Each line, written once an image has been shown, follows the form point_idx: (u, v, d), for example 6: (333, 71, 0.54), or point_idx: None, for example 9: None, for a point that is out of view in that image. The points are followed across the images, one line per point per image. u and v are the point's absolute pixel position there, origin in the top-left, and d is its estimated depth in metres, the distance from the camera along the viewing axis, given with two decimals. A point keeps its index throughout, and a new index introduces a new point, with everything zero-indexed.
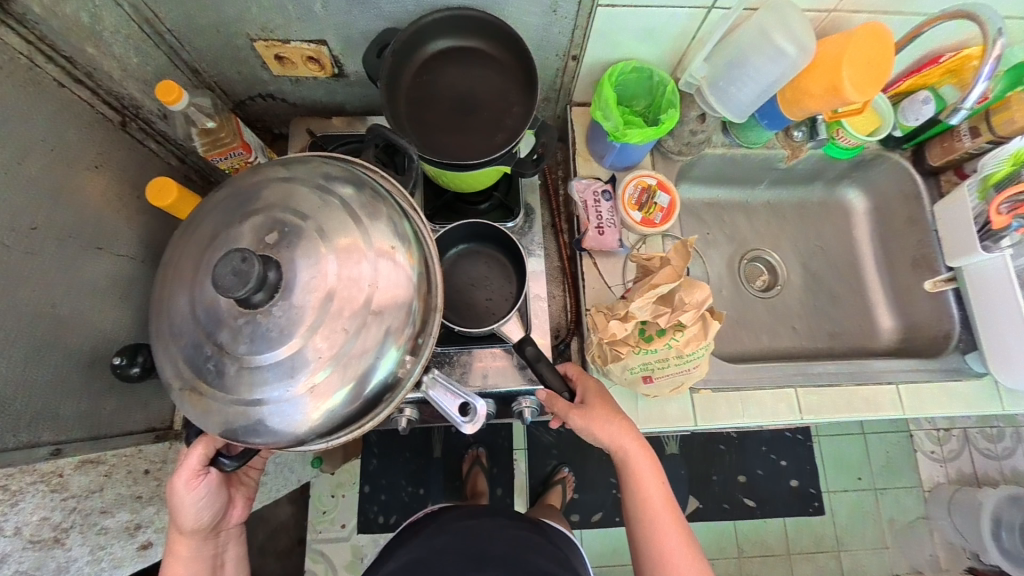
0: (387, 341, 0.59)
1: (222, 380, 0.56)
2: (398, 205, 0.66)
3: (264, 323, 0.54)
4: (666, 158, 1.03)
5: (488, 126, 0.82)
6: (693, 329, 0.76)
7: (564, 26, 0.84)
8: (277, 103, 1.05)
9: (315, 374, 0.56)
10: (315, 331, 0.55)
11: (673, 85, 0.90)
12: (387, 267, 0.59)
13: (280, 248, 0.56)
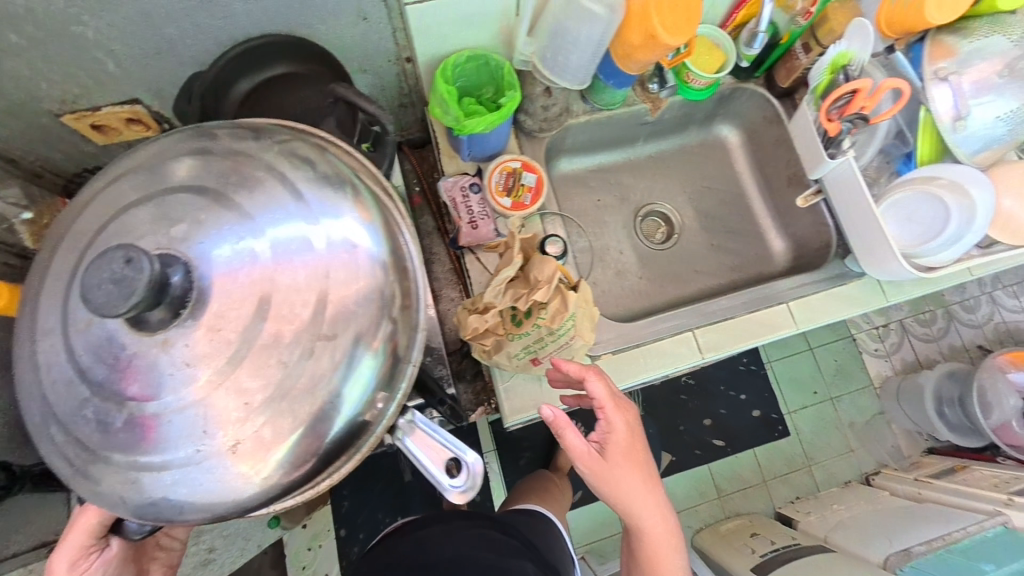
0: (355, 356, 0.54)
1: (109, 437, 0.51)
2: (368, 192, 0.61)
3: (165, 354, 0.48)
4: (531, 137, 1.03)
5: None
6: (553, 304, 0.78)
7: (382, 30, 0.82)
8: None
9: (246, 424, 0.51)
10: (239, 363, 0.50)
11: (508, 67, 0.89)
12: (348, 271, 0.54)
13: (191, 244, 0.50)
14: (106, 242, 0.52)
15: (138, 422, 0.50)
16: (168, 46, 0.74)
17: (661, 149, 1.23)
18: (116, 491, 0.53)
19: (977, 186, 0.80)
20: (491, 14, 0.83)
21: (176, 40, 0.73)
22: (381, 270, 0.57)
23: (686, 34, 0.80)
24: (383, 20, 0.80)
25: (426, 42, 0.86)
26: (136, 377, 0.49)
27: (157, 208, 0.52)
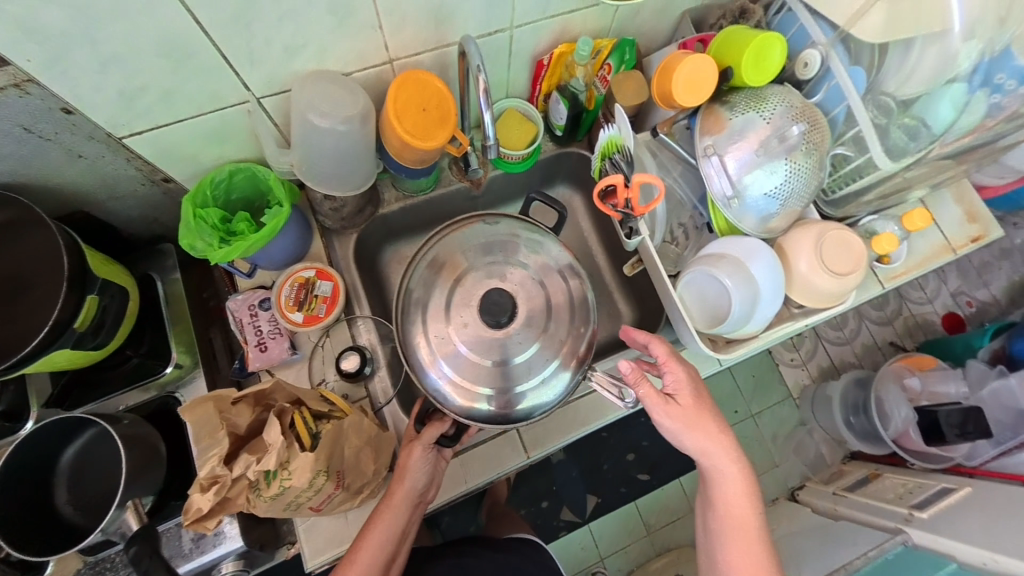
0: (556, 356, 0.74)
1: (442, 357, 0.72)
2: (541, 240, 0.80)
3: (510, 337, 0.71)
4: (339, 234, 0.95)
5: (41, 303, 0.70)
6: (300, 459, 0.58)
7: (114, 162, 0.78)
8: None
9: (529, 377, 0.73)
10: (537, 340, 0.73)
11: (273, 179, 0.82)
12: (558, 281, 0.77)
13: (493, 279, 0.75)
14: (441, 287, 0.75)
15: (468, 354, 0.71)
16: None
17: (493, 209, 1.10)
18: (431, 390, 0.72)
19: (761, 259, 0.74)
20: (227, 132, 0.77)
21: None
22: (589, 287, 0.79)
23: (440, 138, 0.74)
24: (105, 150, 0.75)
25: (170, 164, 0.80)
26: (486, 343, 0.71)
27: (493, 240, 0.78)
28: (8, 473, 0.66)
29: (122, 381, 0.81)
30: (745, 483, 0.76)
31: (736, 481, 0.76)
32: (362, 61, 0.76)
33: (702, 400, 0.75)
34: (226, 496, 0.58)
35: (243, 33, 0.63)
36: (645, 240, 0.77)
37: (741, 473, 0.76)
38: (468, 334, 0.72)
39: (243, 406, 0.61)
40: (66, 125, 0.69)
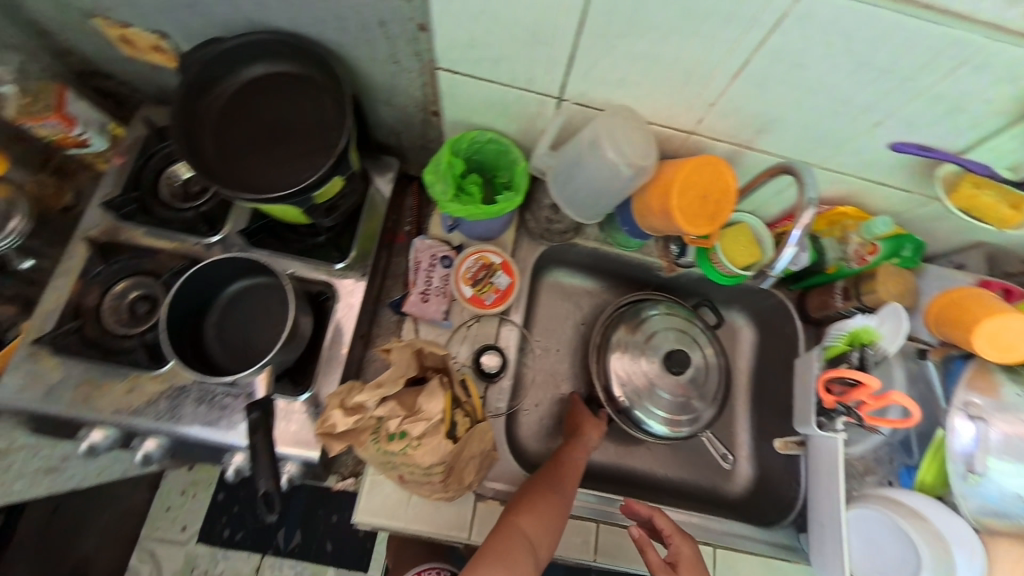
0: (673, 405, 0.92)
1: (632, 363, 0.94)
2: (704, 342, 0.99)
3: (662, 375, 0.93)
4: (531, 239, 0.96)
5: (298, 161, 0.77)
6: (433, 441, 0.57)
7: (412, 79, 0.81)
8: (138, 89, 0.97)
9: (654, 405, 0.92)
10: (670, 390, 0.93)
11: (522, 166, 0.83)
12: (703, 373, 0.96)
13: (672, 341, 0.97)
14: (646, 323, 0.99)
15: (648, 374, 0.94)
16: (205, 9, 0.74)
17: (669, 293, 1.09)
18: (610, 376, 0.93)
19: (968, 550, 0.65)
20: (515, 109, 0.81)
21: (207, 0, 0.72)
22: (718, 390, 0.96)
23: (699, 232, 0.72)
24: (415, 70, 0.79)
25: (451, 105, 0.84)
26: (660, 375, 0.93)
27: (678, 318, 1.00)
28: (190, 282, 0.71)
29: (303, 250, 0.86)
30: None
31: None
32: (670, 119, 0.76)
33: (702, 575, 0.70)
34: (355, 427, 0.58)
35: (605, 52, 0.65)
36: (841, 443, 0.73)
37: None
38: (652, 361, 0.95)
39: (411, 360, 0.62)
40: (409, 36, 0.72)
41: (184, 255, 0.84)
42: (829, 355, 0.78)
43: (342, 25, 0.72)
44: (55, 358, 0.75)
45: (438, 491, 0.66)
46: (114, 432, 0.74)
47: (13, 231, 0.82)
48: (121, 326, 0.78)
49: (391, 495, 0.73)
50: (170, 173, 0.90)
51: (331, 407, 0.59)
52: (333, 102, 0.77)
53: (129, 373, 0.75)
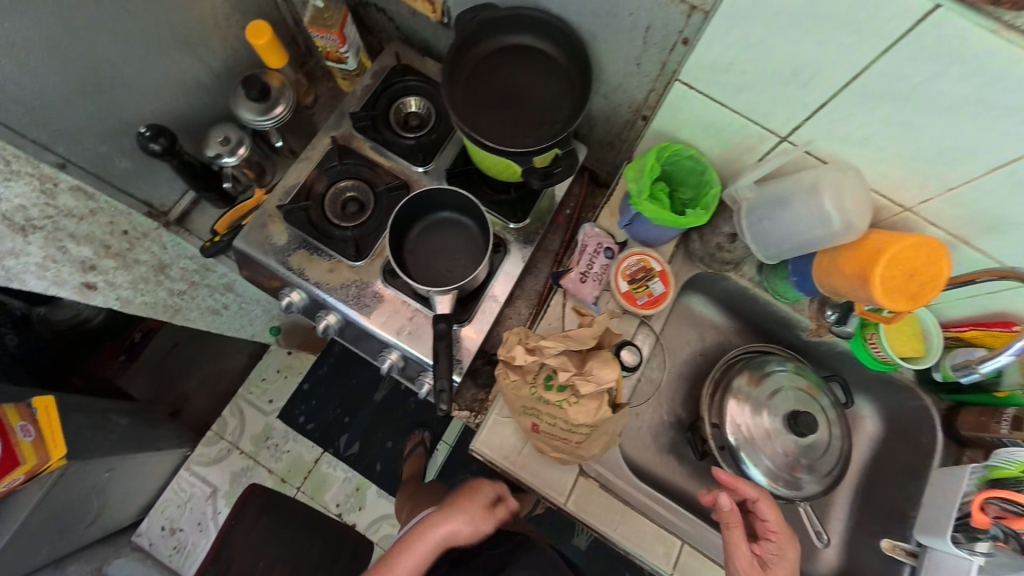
0: (779, 462, 0.93)
1: (750, 409, 0.96)
2: (831, 416, 0.97)
3: (776, 431, 0.94)
4: (688, 258, 0.98)
5: (524, 127, 0.84)
6: (587, 404, 0.66)
7: (642, 83, 0.84)
8: (385, 20, 1.07)
9: (761, 455, 0.93)
10: (780, 448, 0.93)
11: (716, 190, 0.85)
12: (820, 445, 0.94)
13: (795, 403, 0.97)
14: (775, 377, 0.99)
15: (763, 424, 0.95)
16: None
17: (799, 354, 1.05)
18: (724, 413, 0.96)
19: None
20: (732, 137, 0.82)
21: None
22: (832, 467, 0.94)
23: (895, 306, 0.72)
24: (651, 76, 0.82)
25: (667, 116, 0.87)
26: (774, 430, 0.94)
27: (808, 383, 0.99)
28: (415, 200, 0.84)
29: (488, 203, 0.95)
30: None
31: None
32: (894, 190, 0.74)
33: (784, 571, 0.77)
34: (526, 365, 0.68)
35: (861, 110, 0.66)
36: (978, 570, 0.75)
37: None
38: (769, 414, 0.96)
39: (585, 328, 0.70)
40: (666, 46, 0.75)
41: (395, 176, 0.97)
42: (992, 474, 0.76)
43: (608, 20, 0.77)
44: (285, 225, 0.91)
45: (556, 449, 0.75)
46: (307, 299, 0.92)
47: (276, 117, 0.98)
48: (336, 218, 0.93)
49: (509, 439, 0.84)
50: (401, 105, 1.03)
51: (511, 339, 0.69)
52: (568, 82, 0.84)
53: (333, 257, 0.90)
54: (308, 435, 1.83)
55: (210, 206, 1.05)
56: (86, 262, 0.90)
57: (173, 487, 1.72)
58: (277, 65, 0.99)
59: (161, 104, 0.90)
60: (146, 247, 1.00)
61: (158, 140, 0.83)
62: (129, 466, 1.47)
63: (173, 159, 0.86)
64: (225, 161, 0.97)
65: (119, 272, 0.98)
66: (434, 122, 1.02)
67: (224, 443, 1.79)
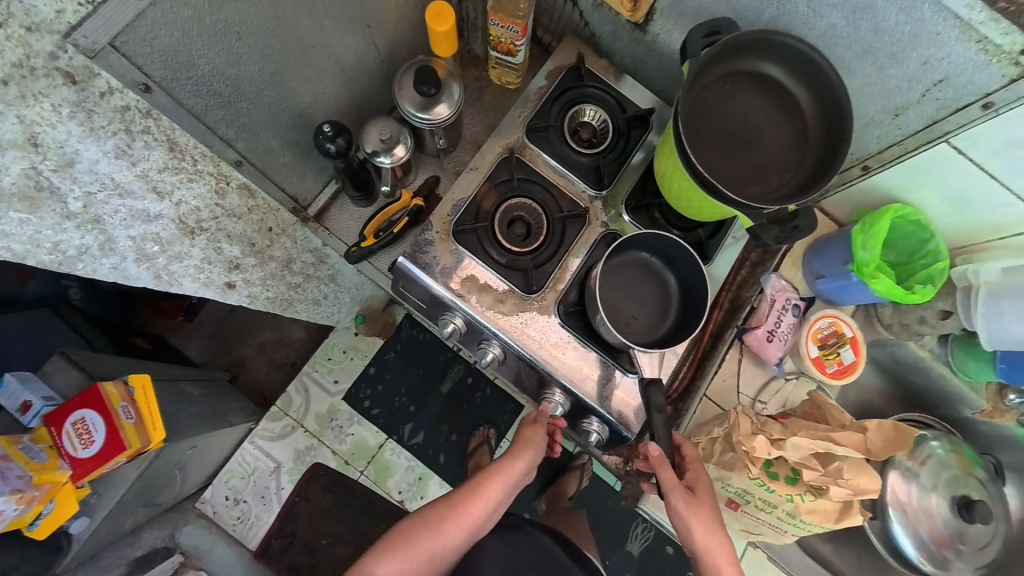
0: (938, 542, 0.90)
1: (911, 487, 0.92)
2: (996, 502, 0.92)
3: (938, 513, 0.90)
4: (869, 321, 0.91)
5: (749, 172, 0.74)
6: (827, 503, 0.62)
7: (886, 134, 0.74)
8: (560, 9, 0.95)
9: (918, 532, 0.90)
10: (940, 527, 0.90)
11: (945, 265, 0.78)
12: (987, 532, 0.90)
13: (966, 486, 0.91)
14: (945, 457, 0.92)
15: (924, 503, 0.91)
16: None
17: (952, 426, 1.00)
18: (882, 486, 0.92)
19: None
20: (979, 210, 0.74)
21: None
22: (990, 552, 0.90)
23: None
24: (904, 130, 0.72)
25: (902, 173, 0.77)
26: (935, 510, 0.91)
27: (976, 465, 0.93)
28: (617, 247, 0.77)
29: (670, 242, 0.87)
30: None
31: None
32: None
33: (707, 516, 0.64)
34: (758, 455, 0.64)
35: None
36: None
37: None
38: (932, 495, 0.91)
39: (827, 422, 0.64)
40: (954, 105, 0.65)
41: (572, 200, 0.87)
42: None
43: (885, 64, 0.66)
44: (454, 245, 0.83)
45: (748, 525, 0.73)
46: (468, 326, 0.84)
47: (437, 119, 0.87)
48: (507, 242, 0.84)
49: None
50: (577, 114, 0.91)
51: (739, 421, 0.66)
52: (801, 123, 0.73)
53: (504, 286, 0.82)
54: (373, 420, 1.75)
55: (350, 203, 0.94)
56: (232, 261, 0.81)
57: (237, 459, 1.67)
58: (445, 52, 0.86)
59: (332, 92, 0.79)
60: (281, 243, 0.91)
61: (336, 140, 0.73)
62: (207, 442, 1.43)
63: (344, 160, 0.76)
64: (380, 161, 0.87)
65: (254, 268, 0.89)
66: (613, 139, 0.90)
67: (289, 420, 1.73)
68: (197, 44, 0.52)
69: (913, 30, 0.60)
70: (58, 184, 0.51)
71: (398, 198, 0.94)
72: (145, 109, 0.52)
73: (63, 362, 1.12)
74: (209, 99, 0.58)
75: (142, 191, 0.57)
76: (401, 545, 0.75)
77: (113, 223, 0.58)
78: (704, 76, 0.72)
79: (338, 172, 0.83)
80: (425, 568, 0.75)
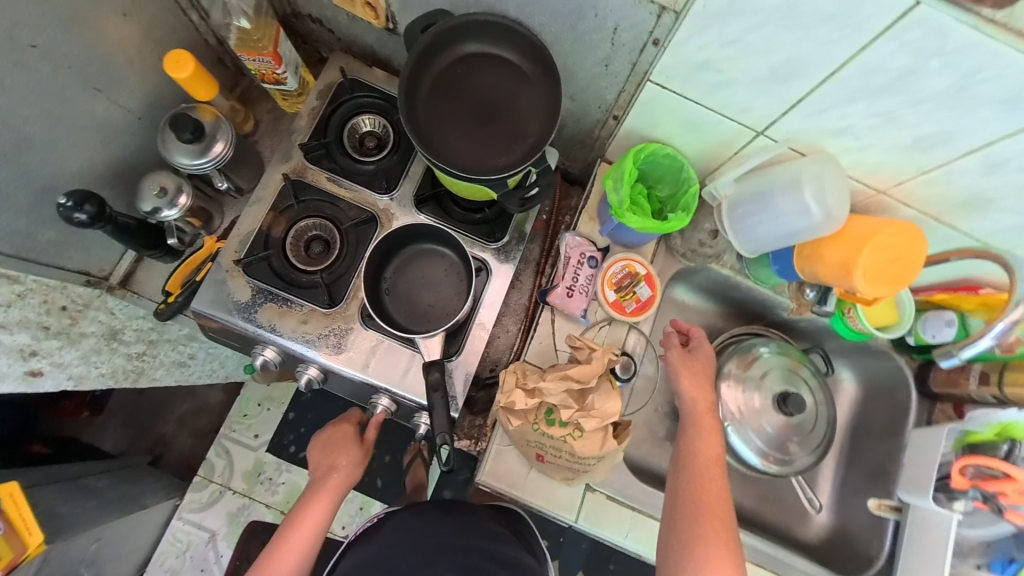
0: (775, 440, 0.95)
1: (741, 396, 0.97)
2: (820, 386, 0.99)
3: (769, 412, 0.96)
4: (670, 254, 0.96)
5: (497, 145, 0.78)
6: (593, 435, 0.66)
7: (612, 83, 0.79)
8: (325, 30, 0.97)
9: (757, 436, 0.95)
10: (775, 424, 0.96)
11: (695, 188, 0.84)
12: (813, 416, 0.97)
13: (786, 382, 0.98)
14: (762, 360, 0.99)
15: (754, 406, 0.97)
16: None
17: (783, 330, 1.07)
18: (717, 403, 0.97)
19: None
20: (708, 133, 0.80)
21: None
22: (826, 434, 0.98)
23: (877, 291, 0.74)
24: (620, 76, 0.78)
25: (641, 115, 0.83)
26: (766, 409, 0.96)
27: (796, 360, 1.00)
28: (389, 243, 0.82)
29: (464, 225, 0.90)
30: (716, 525, 0.70)
31: (681, 469, 0.76)
32: (868, 175, 0.74)
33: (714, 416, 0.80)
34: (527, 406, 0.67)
35: (838, 103, 0.65)
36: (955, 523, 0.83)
37: (676, 480, 0.75)
38: (759, 398, 0.97)
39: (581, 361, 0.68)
40: (636, 46, 0.70)
41: (360, 208, 0.90)
42: (969, 438, 0.86)
43: (573, 22, 0.71)
44: (246, 278, 0.84)
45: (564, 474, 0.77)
46: (283, 355, 0.86)
47: (218, 157, 0.88)
48: (303, 263, 0.86)
49: (514, 466, 0.83)
50: (356, 125, 0.94)
51: (507, 380, 0.68)
52: (533, 90, 0.77)
53: (307, 306, 0.84)
54: (302, 463, 1.73)
55: (156, 262, 0.95)
56: (25, 348, 0.80)
57: (168, 538, 1.63)
58: (207, 97, 0.87)
59: (82, 160, 0.79)
60: (91, 317, 0.90)
61: (83, 207, 0.74)
62: (117, 530, 1.39)
63: (106, 223, 0.77)
64: (166, 215, 0.87)
65: (64, 348, 0.88)
66: (395, 140, 0.93)
67: (215, 485, 1.69)
68: None
69: None
70: None
71: (199, 246, 0.95)
72: None
73: None
74: None
75: None
76: None
77: None
78: (432, 64, 0.76)
79: (117, 237, 0.83)
80: None
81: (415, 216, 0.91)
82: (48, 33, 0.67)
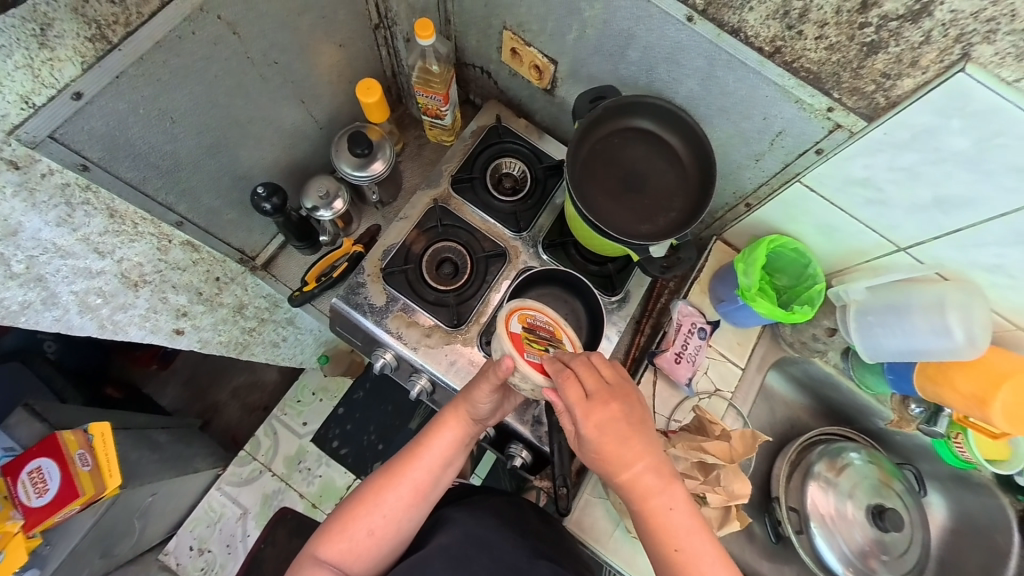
0: (863, 552, 0.92)
1: (830, 500, 0.95)
2: (913, 507, 0.96)
3: (859, 523, 0.93)
4: (774, 340, 0.99)
5: (641, 213, 0.83)
6: (712, 510, 0.78)
7: (757, 176, 0.83)
8: (486, 79, 1.07)
9: (846, 544, 0.92)
10: (865, 534, 0.93)
11: (822, 286, 0.86)
12: (906, 536, 0.94)
13: (880, 496, 0.95)
14: (855, 468, 0.97)
15: (844, 513, 0.94)
16: (618, 64, 0.81)
17: (873, 439, 1.05)
18: (804, 501, 0.95)
19: None
20: (844, 239, 0.83)
21: (630, 54, 0.78)
22: (916, 551, 0.94)
23: (1012, 429, 0.75)
24: (768, 174, 0.81)
25: (777, 209, 0.86)
26: (855, 519, 0.94)
27: (892, 474, 0.97)
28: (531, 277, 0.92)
29: (585, 273, 0.95)
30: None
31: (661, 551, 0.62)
32: (1009, 310, 0.75)
33: (622, 438, 0.64)
34: None
35: (998, 241, 0.67)
36: None
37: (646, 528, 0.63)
38: (847, 506, 0.95)
39: (709, 438, 0.80)
40: (796, 151, 0.74)
41: (493, 241, 0.96)
42: None
43: (738, 119, 0.76)
44: (384, 285, 0.91)
45: None
46: (399, 360, 0.92)
47: (373, 173, 0.95)
48: (435, 281, 0.92)
49: (600, 521, 0.87)
50: (499, 165, 1.01)
51: None
52: (683, 170, 0.82)
53: (431, 321, 0.90)
54: (342, 460, 1.71)
55: (295, 251, 1.03)
56: (180, 308, 0.88)
57: (203, 506, 1.64)
58: (378, 119, 0.96)
59: (269, 157, 0.88)
60: (231, 291, 0.98)
61: (271, 199, 0.83)
62: (169, 489, 1.43)
63: (283, 215, 0.85)
64: (321, 215, 0.95)
65: (205, 314, 0.95)
66: (532, 186, 0.99)
67: (256, 464, 1.69)
68: (132, 130, 0.62)
69: (751, 93, 0.70)
70: (2, 250, 0.58)
71: (338, 246, 1.03)
72: (84, 184, 0.61)
73: (25, 414, 1.15)
74: (147, 172, 0.68)
75: (84, 252, 0.66)
76: (343, 522, 0.72)
77: (56, 280, 0.66)
78: (595, 130, 0.82)
79: (280, 228, 0.93)
80: (376, 541, 0.72)
81: (539, 256, 0.96)
82: (288, 52, 0.77)
